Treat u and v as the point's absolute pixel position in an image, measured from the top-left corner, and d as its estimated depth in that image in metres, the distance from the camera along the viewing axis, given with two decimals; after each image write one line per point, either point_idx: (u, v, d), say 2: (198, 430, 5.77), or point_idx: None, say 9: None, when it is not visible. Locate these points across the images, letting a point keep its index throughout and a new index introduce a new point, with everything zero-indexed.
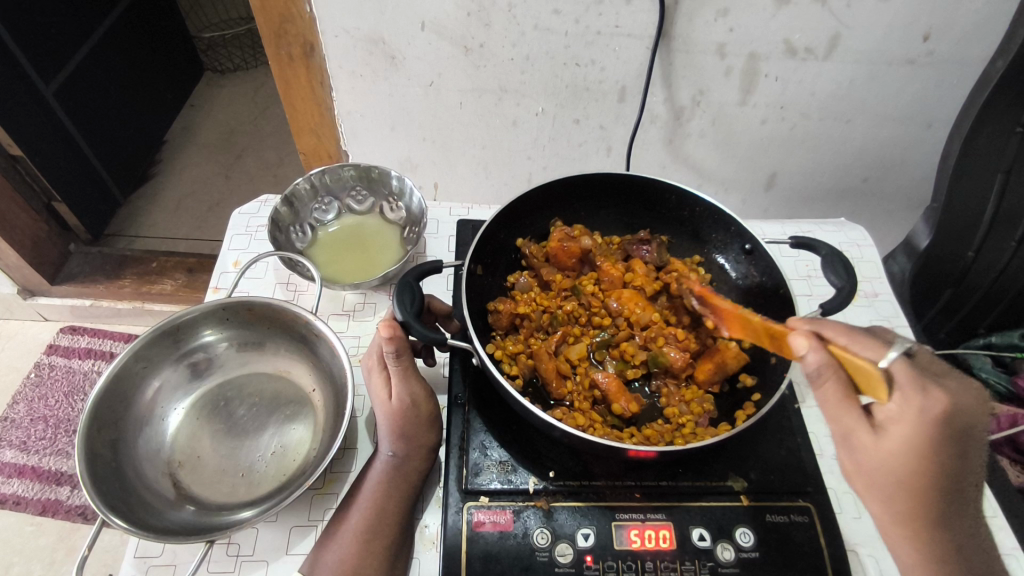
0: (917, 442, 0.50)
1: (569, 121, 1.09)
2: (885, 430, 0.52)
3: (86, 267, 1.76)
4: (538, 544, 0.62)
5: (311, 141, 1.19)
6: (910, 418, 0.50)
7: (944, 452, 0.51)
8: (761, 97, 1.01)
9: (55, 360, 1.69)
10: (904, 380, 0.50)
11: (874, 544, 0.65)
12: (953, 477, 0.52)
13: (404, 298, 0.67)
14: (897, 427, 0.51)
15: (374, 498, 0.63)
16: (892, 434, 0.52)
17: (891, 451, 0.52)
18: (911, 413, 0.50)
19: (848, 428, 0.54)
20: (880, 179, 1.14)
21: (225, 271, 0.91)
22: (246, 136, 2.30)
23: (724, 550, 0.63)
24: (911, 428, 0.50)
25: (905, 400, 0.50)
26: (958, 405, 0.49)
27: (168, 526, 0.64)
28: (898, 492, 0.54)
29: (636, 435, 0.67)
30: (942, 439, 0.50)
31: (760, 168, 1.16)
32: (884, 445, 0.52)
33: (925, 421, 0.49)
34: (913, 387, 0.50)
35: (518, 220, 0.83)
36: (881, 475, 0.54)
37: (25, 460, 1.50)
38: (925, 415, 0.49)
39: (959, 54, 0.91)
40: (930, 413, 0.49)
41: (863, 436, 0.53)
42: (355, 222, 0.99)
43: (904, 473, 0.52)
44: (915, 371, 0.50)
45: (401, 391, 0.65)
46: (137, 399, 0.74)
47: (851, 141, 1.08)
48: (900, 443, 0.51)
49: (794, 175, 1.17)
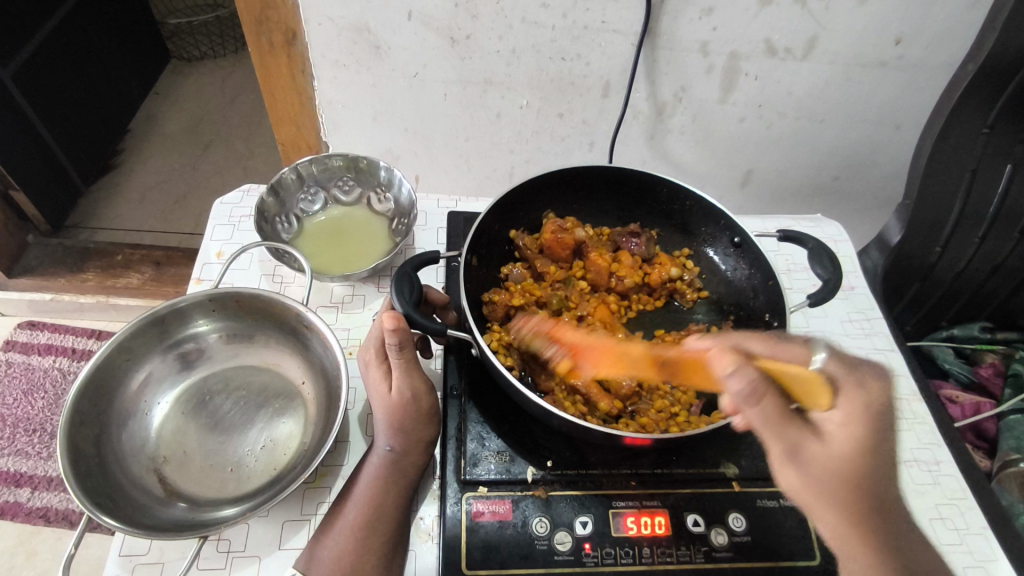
0: (862, 437, 0.53)
1: (553, 115, 1.09)
2: (830, 435, 0.54)
3: (46, 259, 1.70)
4: (537, 533, 0.63)
5: (290, 132, 1.16)
6: (854, 413, 0.54)
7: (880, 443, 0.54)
8: (740, 95, 1.03)
9: (13, 356, 1.62)
10: (841, 380, 0.56)
11: None
12: (883, 475, 0.54)
13: (403, 288, 0.67)
14: (842, 426, 0.54)
15: (371, 491, 0.62)
16: (836, 434, 0.54)
17: (844, 453, 0.53)
18: (858, 406, 0.54)
19: (799, 442, 0.53)
20: (850, 177, 1.18)
21: (208, 262, 0.89)
22: (213, 126, 2.23)
23: (718, 535, 0.64)
24: (860, 424, 0.53)
25: (848, 397, 0.55)
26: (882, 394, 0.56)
27: (158, 524, 0.62)
28: (847, 506, 0.53)
29: (631, 424, 0.68)
30: (876, 430, 0.54)
31: (737, 166, 1.19)
32: (839, 444, 0.53)
33: (866, 410, 0.54)
34: (849, 382, 0.56)
35: (512, 211, 0.83)
36: (835, 485, 0.52)
37: None
38: (866, 405, 0.54)
39: (927, 58, 0.95)
40: (869, 402, 0.54)
41: (813, 441, 0.53)
42: (341, 214, 0.98)
43: (855, 472, 0.53)
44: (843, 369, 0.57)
45: (402, 384, 0.64)
46: (121, 392, 0.72)
47: (825, 141, 1.12)
48: (850, 440, 0.53)
49: (769, 174, 1.20)
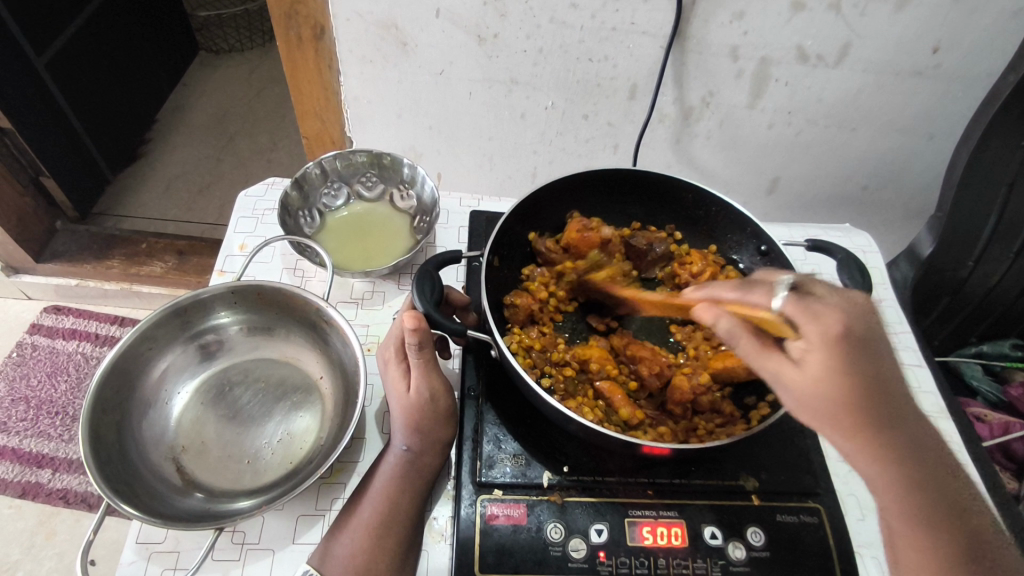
0: (835, 364, 0.50)
1: (578, 117, 1.08)
2: (804, 363, 0.52)
3: (73, 246, 1.73)
4: (552, 539, 0.62)
5: (315, 126, 1.17)
6: (816, 344, 0.51)
7: (863, 366, 0.50)
8: (770, 101, 1.01)
9: (38, 340, 1.66)
10: (796, 316, 0.52)
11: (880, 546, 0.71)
12: (882, 392, 0.51)
13: (424, 287, 0.66)
14: (812, 354, 0.51)
15: (387, 491, 0.62)
16: (811, 363, 0.52)
17: (815, 378, 0.51)
18: (817, 340, 0.51)
19: (774, 374, 0.54)
20: (879, 188, 1.16)
21: (231, 254, 0.90)
22: (239, 118, 2.25)
23: (735, 549, 0.63)
24: (825, 350, 0.50)
25: (808, 329, 0.51)
26: (850, 318, 0.51)
27: (175, 513, 0.62)
28: (841, 419, 0.51)
29: (649, 431, 0.66)
30: (849, 358, 0.50)
31: (763, 172, 1.17)
32: (811, 374, 0.52)
33: (830, 341, 0.50)
34: (804, 320, 0.52)
35: (535, 213, 0.83)
36: (823, 410, 0.52)
37: (6, 441, 1.47)
38: (827, 339, 0.50)
39: (965, 68, 0.92)
40: (833, 331, 0.50)
41: (789, 374, 0.53)
42: (364, 209, 0.98)
43: (841, 398, 0.50)
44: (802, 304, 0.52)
45: (421, 385, 0.64)
46: (142, 380, 0.73)
47: (855, 150, 1.09)
48: (822, 374, 0.51)
49: (796, 181, 1.18)
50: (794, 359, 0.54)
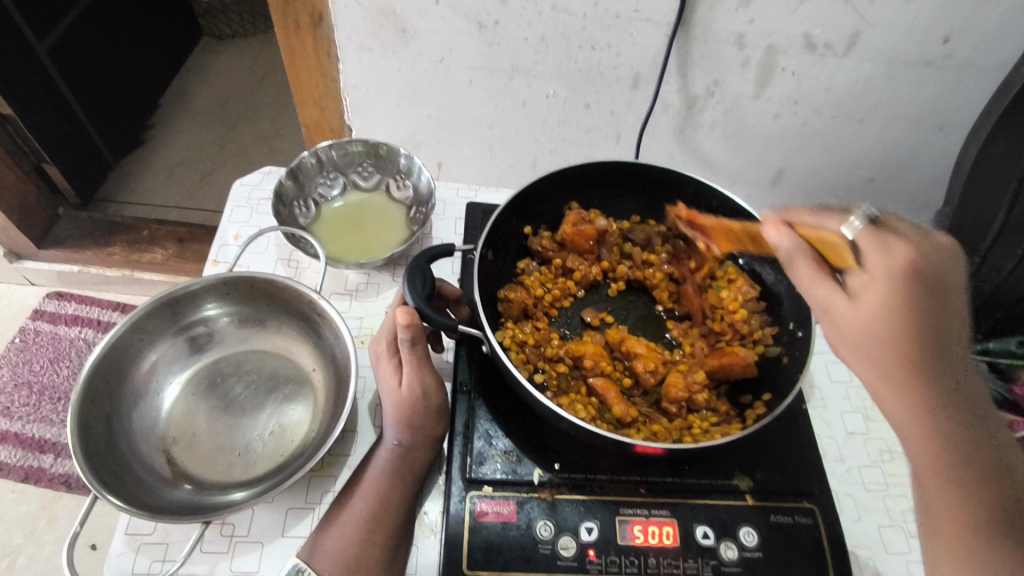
0: (890, 297, 0.53)
1: (580, 106, 1.06)
2: (859, 295, 0.55)
3: (76, 232, 1.73)
4: (541, 537, 0.61)
5: (314, 114, 1.16)
6: (880, 274, 0.54)
7: (921, 302, 0.52)
8: (776, 91, 0.99)
9: (41, 325, 1.66)
10: (867, 245, 0.55)
11: (876, 546, 0.71)
12: (937, 333, 0.52)
13: (415, 281, 0.66)
14: (869, 285, 0.54)
15: (377, 486, 0.61)
16: (867, 294, 0.54)
17: (869, 310, 0.53)
18: (881, 270, 0.54)
19: (825, 301, 0.56)
20: (886, 181, 1.14)
21: (225, 244, 0.90)
22: (242, 105, 2.24)
23: (727, 549, 0.62)
24: (885, 282, 0.53)
25: (874, 261, 0.54)
26: (921, 256, 0.54)
27: (164, 505, 0.62)
28: (882, 351, 0.52)
29: (642, 430, 0.65)
30: (915, 287, 0.52)
31: (768, 164, 1.15)
32: (866, 303, 0.54)
33: (894, 272, 0.53)
34: (874, 249, 0.55)
35: (531, 206, 0.82)
36: (865, 342, 0.53)
37: (8, 426, 1.48)
38: (892, 270, 0.53)
39: (978, 58, 0.90)
40: (899, 265, 0.53)
41: (841, 304, 0.55)
42: (360, 199, 0.97)
43: (888, 328, 0.52)
44: (877, 237, 0.56)
45: (412, 381, 0.63)
46: (133, 371, 0.72)
47: (862, 142, 1.07)
48: (883, 299, 0.53)
49: (801, 173, 1.16)
50: (849, 291, 0.56)
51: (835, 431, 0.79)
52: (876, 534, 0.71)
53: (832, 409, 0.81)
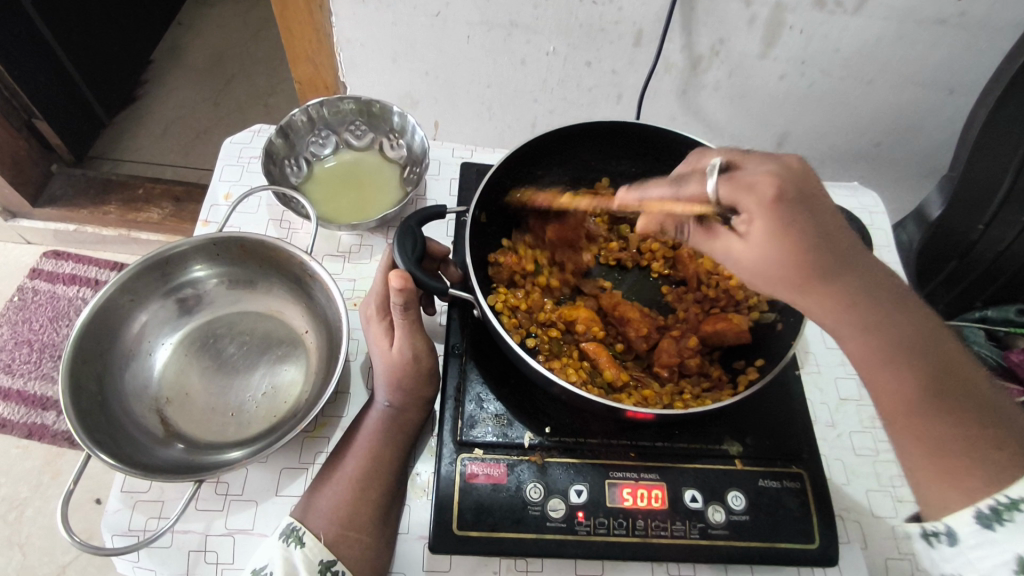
0: (774, 231, 0.49)
1: (581, 64, 1.03)
2: (747, 235, 0.51)
3: (70, 190, 1.71)
4: (531, 498, 0.62)
5: (308, 70, 1.13)
6: (757, 212, 0.49)
7: (801, 224, 0.49)
8: (783, 51, 0.96)
9: (39, 284, 1.66)
10: (732, 191, 0.51)
11: (863, 510, 0.72)
12: (825, 243, 0.50)
13: (405, 243, 0.64)
14: (753, 227, 0.50)
15: (369, 447, 0.62)
16: (753, 232, 0.50)
17: (759, 246, 0.50)
18: (755, 207, 0.49)
19: (725, 254, 0.52)
20: (892, 145, 1.11)
21: (215, 204, 0.89)
22: (236, 60, 2.18)
23: (715, 513, 0.63)
24: (764, 220, 0.49)
25: (743, 203, 0.50)
26: (781, 179, 0.49)
27: (158, 463, 0.63)
28: (783, 277, 0.51)
29: (634, 395, 0.65)
30: (790, 217, 0.49)
31: (772, 127, 1.13)
32: (754, 243, 0.50)
33: (767, 206, 0.48)
34: (740, 193, 0.50)
35: (526, 168, 0.79)
36: (770, 277, 0.52)
37: (10, 383, 1.49)
38: (764, 204, 0.49)
39: (994, 18, 0.86)
40: (767, 196, 0.49)
41: (738, 247, 0.52)
42: (353, 158, 0.95)
43: (783, 260, 0.50)
44: (732, 179, 0.51)
45: (403, 344, 0.63)
46: (124, 332, 0.72)
47: (870, 104, 1.04)
48: (765, 235, 0.49)
49: (806, 136, 1.13)
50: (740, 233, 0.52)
51: (829, 397, 0.80)
52: (863, 499, 0.72)
53: (826, 375, 0.82)
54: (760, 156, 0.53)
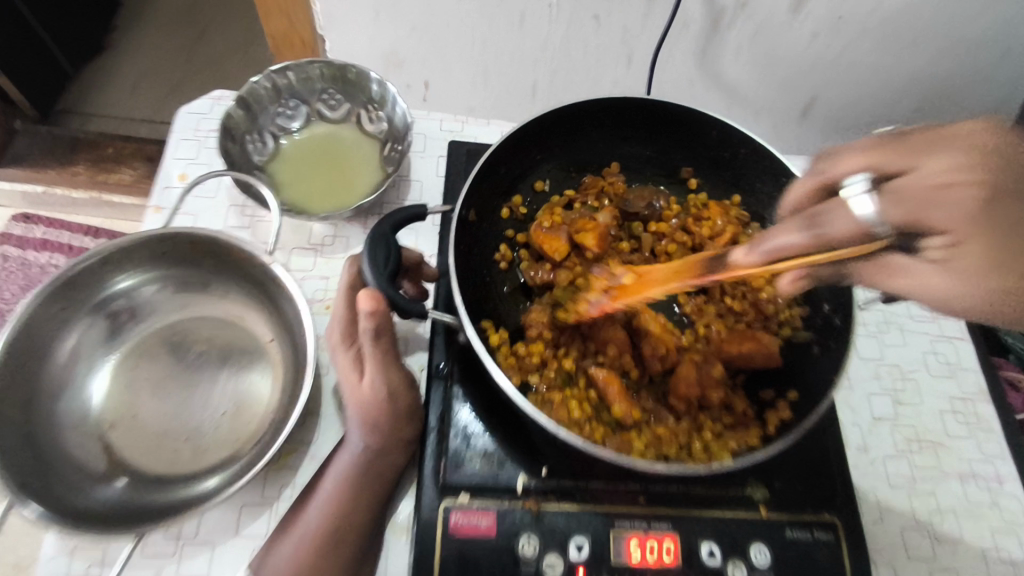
0: (996, 250, 0.39)
1: (587, 19, 0.89)
2: (948, 259, 0.41)
3: (34, 149, 1.59)
4: (523, 554, 0.53)
5: (281, 26, 0.97)
6: (961, 229, 0.39)
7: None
8: (816, 6, 0.83)
9: (7, 249, 1.49)
10: (915, 214, 0.41)
11: (895, 552, 0.64)
12: None
13: (377, 254, 0.54)
14: (959, 253, 0.40)
15: (337, 496, 0.53)
16: (959, 257, 0.41)
17: (973, 274, 0.40)
18: (960, 224, 0.39)
19: (922, 289, 0.43)
20: (935, 115, 0.97)
21: (168, 186, 0.77)
22: (212, 6, 2.00)
23: (735, 570, 0.54)
24: (978, 238, 0.39)
25: (942, 221, 0.40)
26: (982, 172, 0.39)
27: (94, 509, 0.54)
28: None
29: (645, 435, 0.56)
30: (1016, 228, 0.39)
31: (799, 90, 0.98)
32: (966, 273, 0.41)
33: (976, 216, 0.39)
34: (926, 212, 0.40)
35: (525, 153, 0.67)
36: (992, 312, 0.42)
37: None
38: (972, 217, 0.39)
39: None
40: (972, 205, 0.39)
41: (939, 279, 0.42)
42: (326, 133, 0.82)
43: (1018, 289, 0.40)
44: (904, 195, 0.41)
45: (376, 377, 0.53)
46: (58, 348, 0.63)
47: (911, 66, 0.90)
48: (984, 259, 0.40)
49: (834, 104, 0.99)
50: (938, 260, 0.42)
51: (861, 418, 0.71)
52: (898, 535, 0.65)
53: (860, 393, 0.73)
54: (936, 139, 0.42)
